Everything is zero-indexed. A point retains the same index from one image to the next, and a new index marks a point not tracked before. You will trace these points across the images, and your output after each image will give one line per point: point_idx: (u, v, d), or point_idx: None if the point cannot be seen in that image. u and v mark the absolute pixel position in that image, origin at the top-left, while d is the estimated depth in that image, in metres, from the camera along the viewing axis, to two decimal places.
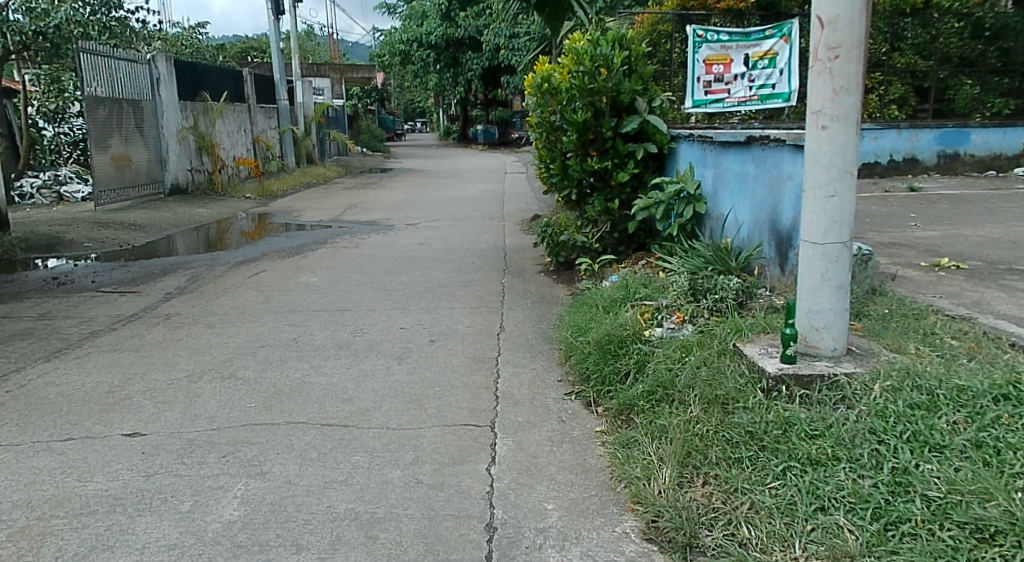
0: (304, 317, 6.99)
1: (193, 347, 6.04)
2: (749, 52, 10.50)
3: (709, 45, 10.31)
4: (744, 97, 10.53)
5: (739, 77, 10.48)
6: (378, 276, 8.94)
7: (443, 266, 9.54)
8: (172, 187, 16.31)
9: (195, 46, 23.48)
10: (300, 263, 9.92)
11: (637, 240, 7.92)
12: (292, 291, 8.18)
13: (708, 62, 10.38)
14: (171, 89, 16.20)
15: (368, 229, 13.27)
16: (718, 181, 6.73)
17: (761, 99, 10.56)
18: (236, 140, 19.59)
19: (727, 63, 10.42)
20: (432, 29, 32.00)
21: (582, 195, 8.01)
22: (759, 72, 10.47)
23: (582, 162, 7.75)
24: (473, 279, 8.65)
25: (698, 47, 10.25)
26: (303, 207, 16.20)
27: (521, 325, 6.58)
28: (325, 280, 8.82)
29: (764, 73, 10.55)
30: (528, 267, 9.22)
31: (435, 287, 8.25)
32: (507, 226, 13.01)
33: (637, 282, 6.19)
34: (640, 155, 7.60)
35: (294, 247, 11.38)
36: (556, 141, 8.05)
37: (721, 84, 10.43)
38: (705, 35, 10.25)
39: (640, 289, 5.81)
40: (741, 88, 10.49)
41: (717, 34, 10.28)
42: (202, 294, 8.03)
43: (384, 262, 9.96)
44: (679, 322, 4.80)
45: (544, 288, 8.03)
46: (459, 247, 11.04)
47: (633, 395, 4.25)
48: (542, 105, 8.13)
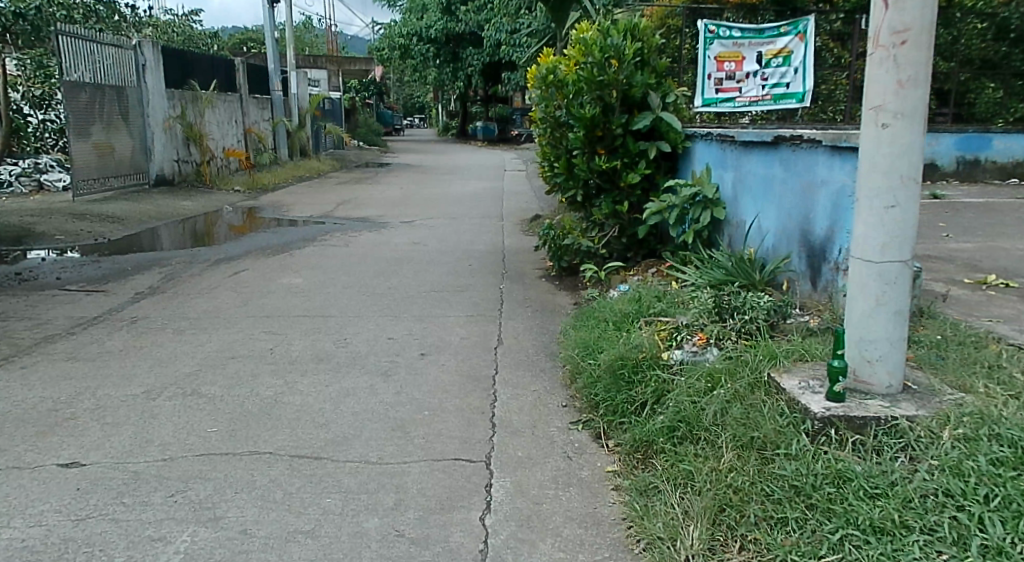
0: (282, 324, 6.41)
1: (156, 356, 5.45)
2: (763, 50, 9.89)
3: (721, 41, 9.66)
4: (756, 97, 9.91)
5: (751, 75, 9.84)
6: (367, 279, 8.36)
7: (438, 268, 8.96)
8: (157, 178, 15.69)
9: (187, 34, 22.86)
10: (285, 262, 9.34)
11: (646, 246, 7.33)
12: (273, 293, 7.59)
13: (720, 60, 9.71)
14: (157, 77, 15.60)
15: (360, 226, 12.69)
16: (738, 184, 6.14)
17: (773, 99, 10.07)
18: (226, 130, 18.98)
19: (739, 61, 9.75)
20: (431, 23, 31.40)
21: (589, 196, 7.43)
22: (772, 71, 9.94)
23: (589, 160, 7.15)
24: (469, 284, 8.07)
25: (709, 43, 9.58)
26: (293, 202, 15.60)
27: (520, 339, 6.00)
28: (311, 282, 8.23)
29: (777, 71, 10.04)
30: (528, 272, 8.65)
31: (428, 293, 7.67)
32: (506, 226, 12.42)
33: (649, 294, 5.62)
34: (652, 155, 7.00)
35: (280, 245, 10.78)
36: (561, 137, 7.45)
37: (733, 82, 9.75)
38: (717, 30, 9.59)
39: (654, 303, 5.24)
40: (753, 87, 9.86)
41: (729, 30, 9.64)
42: (175, 295, 7.44)
43: (375, 263, 9.37)
44: (701, 345, 4.22)
45: (546, 296, 7.47)
46: (455, 248, 10.45)
47: (651, 431, 3.68)
48: (547, 98, 7.51)
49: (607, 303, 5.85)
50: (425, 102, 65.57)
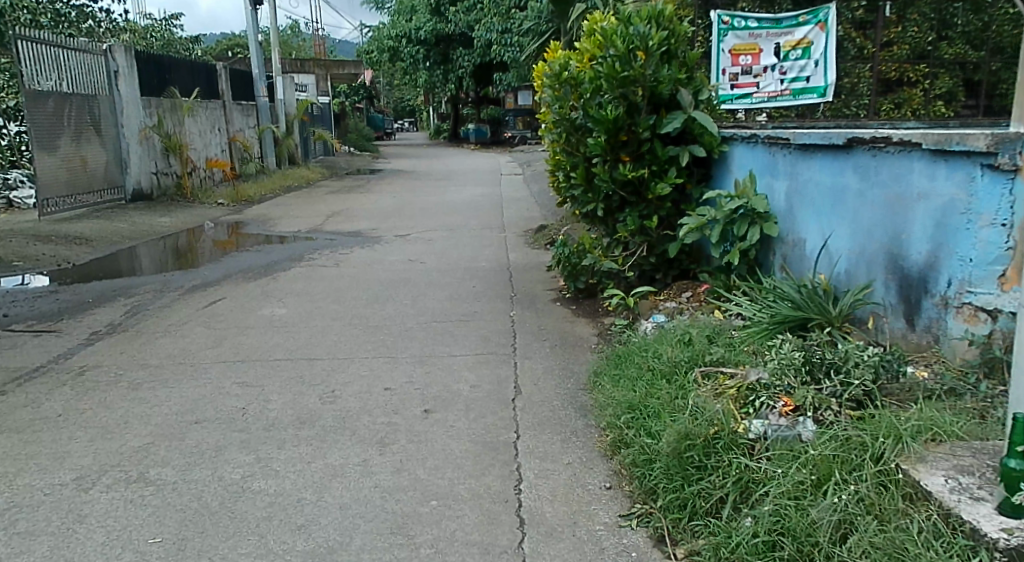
0: (259, 371, 5.43)
1: (100, 423, 4.46)
2: (781, 42, 8.38)
3: (735, 33, 8.16)
4: (774, 92, 8.47)
5: (768, 69, 8.41)
6: (358, 308, 7.39)
7: (438, 292, 8.00)
8: (134, 192, 14.72)
9: (165, 39, 21.82)
10: (266, 289, 8.34)
11: (677, 266, 6.43)
12: (251, 329, 6.62)
13: (734, 53, 8.22)
14: (132, 84, 14.60)
15: (351, 241, 11.70)
16: (794, 196, 5.18)
17: (792, 95, 8.52)
18: (209, 139, 17.99)
19: (756, 54, 8.29)
20: (420, 24, 30.40)
21: (610, 209, 6.47)
22: (793, 64, 8.41)
23: (612, 170, 6.19)
24: (475, 312, 7.12)
25: (723, 35, 8.08)
26: (280, 215, 14.63)
27: (541, 387, 5.06)
28: (295, 313, 7.27)
29: (795, 65, 8.48)
30: (540, 296, 7.69)
31: (430, 325, 6.71)
32: (509, 238, 11.48)
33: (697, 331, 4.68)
34: (684, 161, 6.05)
35: (263, 266, 9.79)
36: (578, 142, 6.47)
37: (750, 77, 8.33)
38: (732, 21, 8.11)
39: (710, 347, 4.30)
40: (770, 81, 8.44)
41: (745, 20, 8.17)
42: (137, 333, 6.45)
43: (368, 286, 8.40)
44: (789, 416, 3.26)
45: (565, 325, 6.55)
46: (456, 266, 9.52)
47: (742, 547, 2.81)
48: (560, 99, 6.49)
49: (646, 341, 4.93)
50: (416, 105, 64.60)
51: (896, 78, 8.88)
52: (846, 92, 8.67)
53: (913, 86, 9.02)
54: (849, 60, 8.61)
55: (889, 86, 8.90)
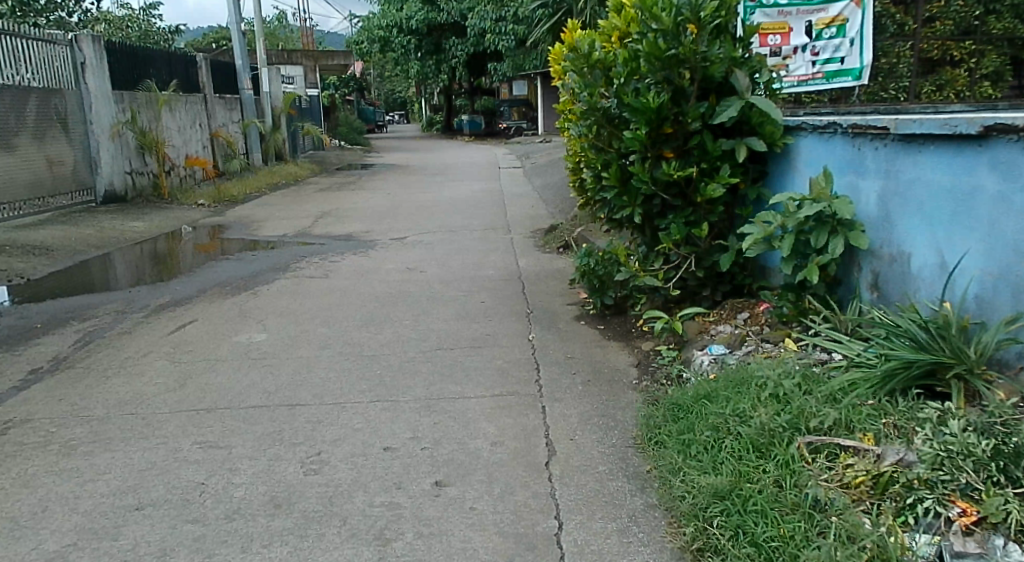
0: (227, 426, 4.38)
1: (11, 512, 3.43)
2: (813, 19, 7.24)
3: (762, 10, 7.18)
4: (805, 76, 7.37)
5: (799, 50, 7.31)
6: (351, 334, 6.32)
7: (442, 311, 6.94)
8: (106, 194, 13.62)
9: (142, 30, 20.65)
10: (246, 307, 7.27)
11: (728, 280, 5.46)
12: (223, 364, 5.55)
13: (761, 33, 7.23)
14: (100, 76, 13.44)
15: (343, 247, 10.64)
16: (891, 198, 4.19)
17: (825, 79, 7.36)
18: (189, 135, 16.89)
19: (785, 34, 7.26)
20: (412, 13, 29.25)
21: (649, 215, 5.46)
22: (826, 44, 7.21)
23: (653, 168, 5.21)
24: (487, 338, 6.07)
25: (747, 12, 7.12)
26: (266, 216, 13.57)
27: (581, 444, 4.05)
28: (277, 339, 6.23)
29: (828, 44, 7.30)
30: (560, 316, 6.66)
31: (436, 355, 5.66)
32: (515, 241, 10.45)
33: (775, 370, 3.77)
34: (741, 156, 5.06)
35: (244, 277, 8.74)
36: (609, 137, 5.45)
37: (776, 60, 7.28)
38: None
39: (795, 390, 3.51)
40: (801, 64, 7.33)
41: None
42: (87, 370, 5.39)
43: (361, 303, 7.36)
44: (976, 535, 2.67)
45: (596, 354, 5.56)
46: (460, 276, 8.49)
47: None
48: (589, 84, 5.51)
49: (709, 385, 3.97)
50: (408, 97, 63.47)
51: (939, 57, 7.54)
52: (883, 74, 7.40)
53: (957, 64, 7.68)
54: (888, 38, 7.38)
55: (932, 65, 7.57)
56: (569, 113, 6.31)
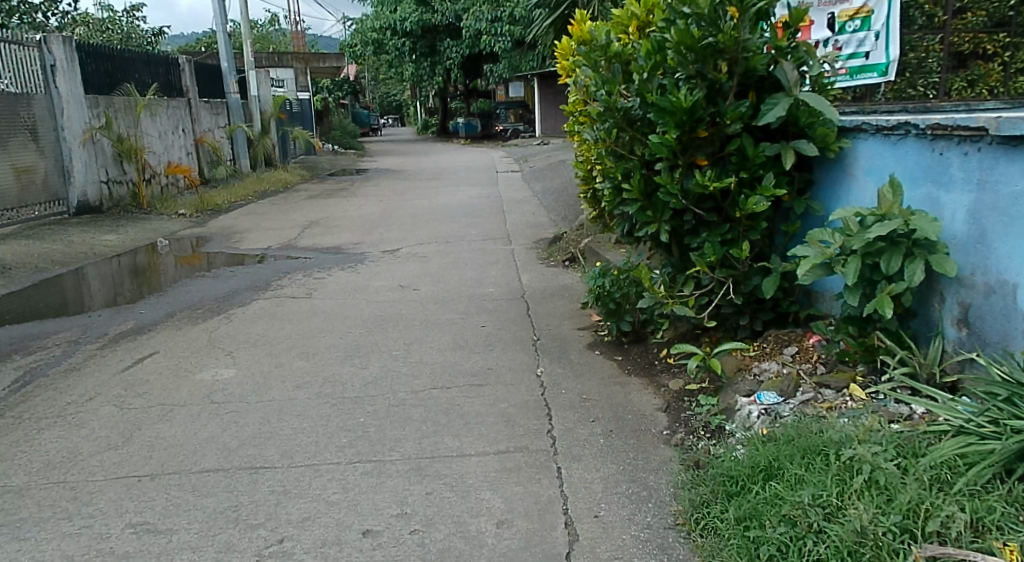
0: (172, 501, 3.60)
1: None
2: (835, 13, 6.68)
3: None
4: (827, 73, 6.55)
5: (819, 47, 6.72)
6: (332, 369, 5.52)
7: (438, 340, 6.14)
8: (80, 205, 12.81)
9: (122, 32, 19.80)
10: (216, 335, 6.47)
11: (771, 307, 4.67)
12: (180, 410, 4.74)
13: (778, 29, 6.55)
14: (72, 80, 12.61)
15: (330, 261, 9.84)
16: (986, 213, 3.44)
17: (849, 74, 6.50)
18: (171, 141, 16.08)
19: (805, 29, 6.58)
20: (405, 14, 28.42)
21: (679, 232, 4.69)
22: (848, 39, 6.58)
23: (683, 179, 4.45)
24: (490, 374, 5.27)
25: None
26: (250, 227, 12.77)
27: (609, 527, 3.29)
28: (247, 377, 5.44)
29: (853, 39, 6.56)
30: (572, 345, 5.86)
31: (430, 398, 4.87)
32: (516, 254, 9.66)
33: (853, 433, 3.12)
34: (788, 163, 4.27)
35: (219, 298, 7.94)
36: (630, 142, 4.65)
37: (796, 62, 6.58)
38: None
39: (897, 472, 2.88)
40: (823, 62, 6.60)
41: None
42: (17, 421, 4.59)
43: (347, 329, 6.57)
44: None
45: (618, 396, 4.78)
46: (458, 295, 7.70)
47: None
48: (607, 80, 4.73)
49: (763, 447, 3.27)
50: (403, 99, 62.64)
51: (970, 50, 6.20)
52: (911, 69, 6.30)
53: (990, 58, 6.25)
54: (916, 32, 6.31)
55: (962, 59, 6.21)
56: (581, 115, 5.52)
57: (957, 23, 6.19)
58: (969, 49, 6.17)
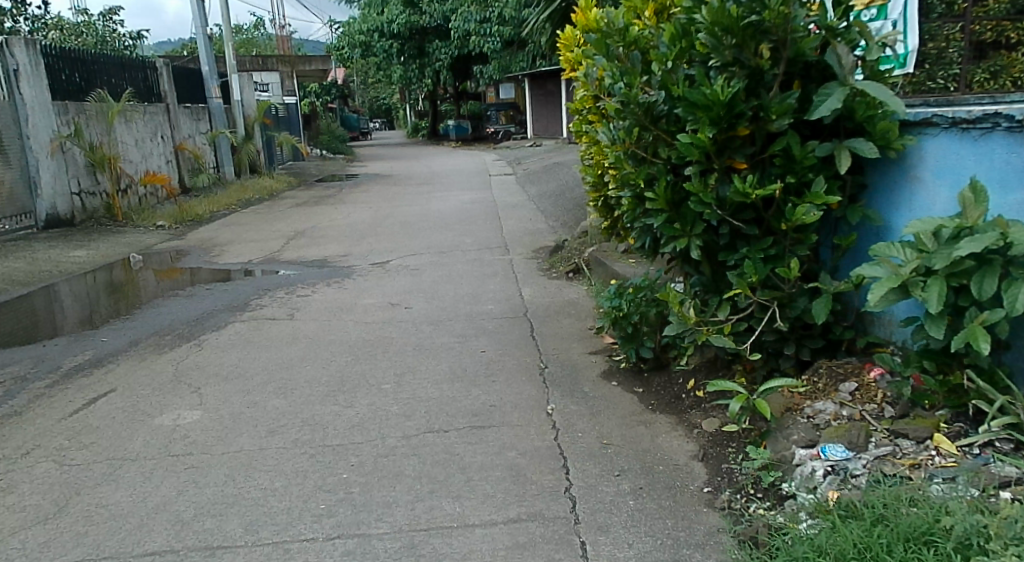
0: None
1: None
2: None
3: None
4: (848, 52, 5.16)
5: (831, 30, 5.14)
6: (312, 409, 4.83)
7: (433, 370, 5.45)
8: (49, 219, 12.09)
9: (99, 37, 19.05)
10: (183, 367, 5.77)
11: (821, 334, 4.01)
12: (131, 466, 4.04)
13: None
14: (38, 85, 11.91)
15: (315, 276, 9.14)
16: None
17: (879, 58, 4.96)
18: (149, 149, 15.35)
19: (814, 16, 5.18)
20: (393, 16, 27.74)
21: (713, 248, 4.02)
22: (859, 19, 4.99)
23: (719, 186, 3.78)
24: (493, 413, 4.58)
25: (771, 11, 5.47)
26: (231, 239, 12.06)
27: None
28: (213, 419, 4.74)
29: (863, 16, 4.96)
30: (585, 375, 5.18)
31: (425, 447, 4.18)
32: (514, 266, 8.97)
33: (979, 525, 2.60)
34: (844, 164, 3.59)
35: (191, 321, 7.24)
36: (654, 142, 3.97)
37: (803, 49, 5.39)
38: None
39: None
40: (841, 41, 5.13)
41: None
42: None
43: (330, 357, 5.88)
44: None
45: (642, 440, 4.11)
46: (453, 314, 7.02)
47: None
48: (625, 71, 4.05)
49: (849, 530, 2.73)
50: (392, 103, 61.88)
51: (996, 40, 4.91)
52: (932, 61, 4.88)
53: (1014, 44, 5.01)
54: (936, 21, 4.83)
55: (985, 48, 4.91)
56: (592, 112, 4.83)
57: (977, 10, 4.83)
58: (991, 40, 4.86)
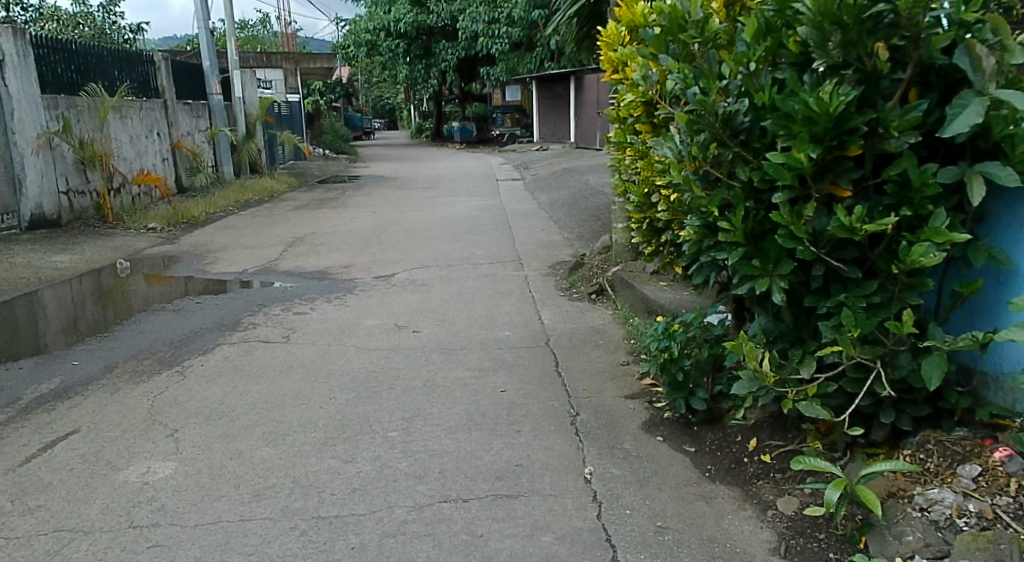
0: None
1: None
2: None
3: None
4: None
5: None
6: (306, 464, 4.09)
7: (447, 414, 4.71)
8: (34, 219, 11.35)
9: (96, 28, 18.27)
10: (161, 403, 5.03)
11: (926, 397, 3.25)
12: (83, 545, 3.40)
13: None
14: (25, 78, 11.18)
15: (313, 290, 8.41)
16: None
17: None
18: (144, 147, 14.62)
19: None
20: (400, 15, 27.01)
21: (799, 294, 3.31)
22: None
23: (815, 219, 3.07)
24: (521, 477, 3.87)
25: None
26: (225, 244, 11.32)
27: None
28: (187, 475, 3.99)
29: None
30: (624, 426, 4.46)
31: (442, 523, 3.48)
32: (527, 284, 8.23)
33: None
34: (977, 193, 2.85)
35: (174, 343, 6.50)
36: (732, 162, 3.27)
37: None
38: None
39: None
40: None
41: None
42: None
43: (324, 394, 5.12)
44: None
45: (704, 522, 3.41)
46: (463, 341, 6.28)
47: None
48: (698, 74, 3.37)
49: None
50: (395, 103, 61.13)
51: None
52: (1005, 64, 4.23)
53: None
54: None
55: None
56: (649, 121, 4.17)
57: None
58: None
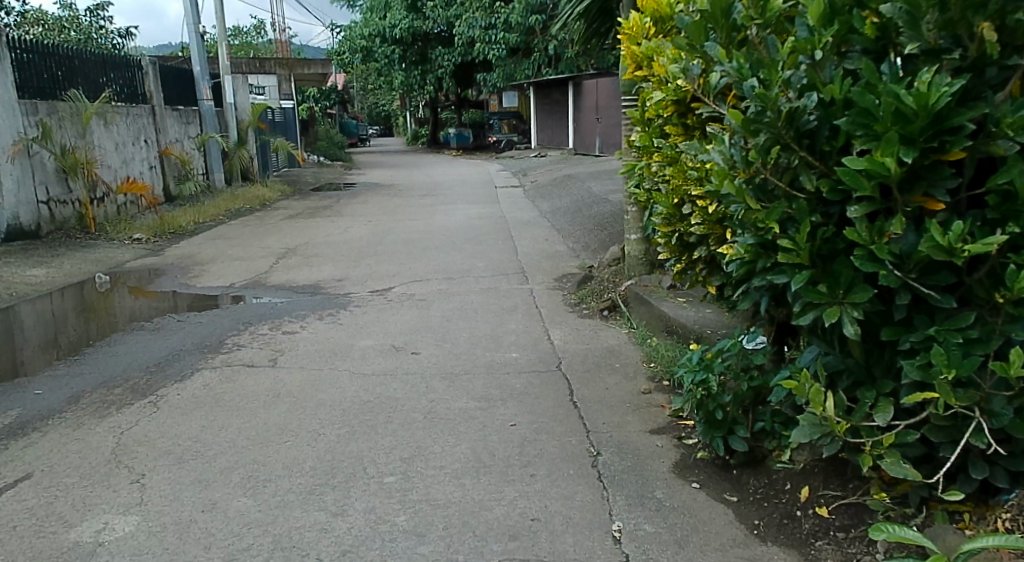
0: None
1: None
2: None
3: None
4: None
5: None
6: (290, 518, 3.55)
7: (452, 454, 4.16)
8: (12, 230, 10.79)
9: (82, 33, 17.72)
10: (129, 440, 4.48)
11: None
12: None
13: None
14: (2, 82, 10.64)
15: (304, 306, 7.85)
16: None
17: None
18: (130, 155, 14.08)
19: None
20: (396, 21, 26.50)
21: (874, 325, 2.78)
22: None
23: (901, 236, 2.54)
24: (539, 534, 3.34)
25: None
26: (212, 257, 10.77)
27: None
28: (150, 535, 3.43)
29: None
30: (653, 467, 3.92)
31: None
32: (532, 300, 7.70)
33: None
34: None
35: (151, 367, 5.94)
36: (792, 168, 2.75)
37: None
38: None
39: None
40: None
41: None
42: None
43: (311, 429, 4.56)
44: None
45: None
46: (466, 365, 5.73)
47: None
48: (750, 63, 2.84)
49: None
50: (392, 110, 60.63)
51: None
52: None
53: None
54: None
55: None
56: (679, 121, 3.66)
57: None
58: None
